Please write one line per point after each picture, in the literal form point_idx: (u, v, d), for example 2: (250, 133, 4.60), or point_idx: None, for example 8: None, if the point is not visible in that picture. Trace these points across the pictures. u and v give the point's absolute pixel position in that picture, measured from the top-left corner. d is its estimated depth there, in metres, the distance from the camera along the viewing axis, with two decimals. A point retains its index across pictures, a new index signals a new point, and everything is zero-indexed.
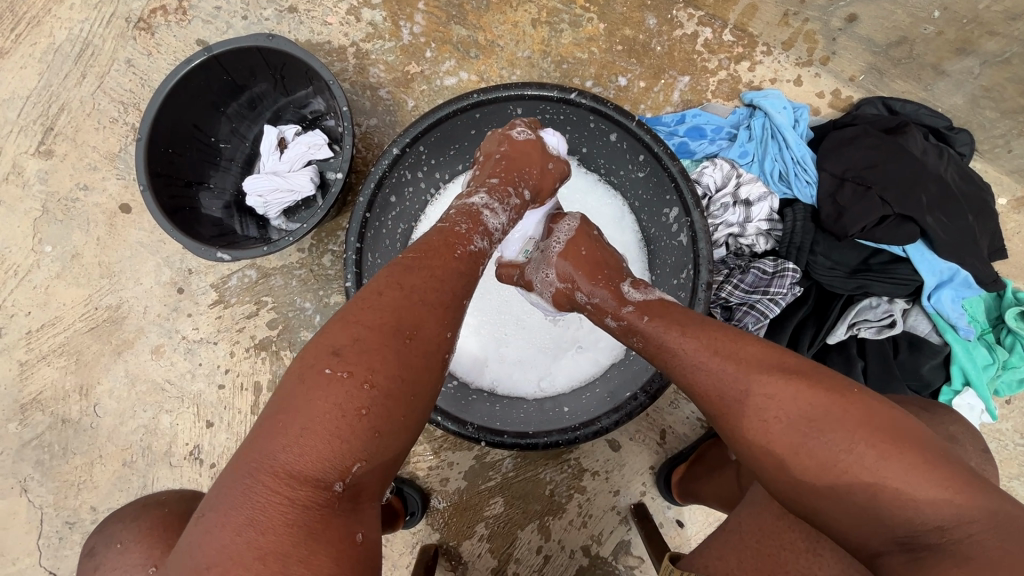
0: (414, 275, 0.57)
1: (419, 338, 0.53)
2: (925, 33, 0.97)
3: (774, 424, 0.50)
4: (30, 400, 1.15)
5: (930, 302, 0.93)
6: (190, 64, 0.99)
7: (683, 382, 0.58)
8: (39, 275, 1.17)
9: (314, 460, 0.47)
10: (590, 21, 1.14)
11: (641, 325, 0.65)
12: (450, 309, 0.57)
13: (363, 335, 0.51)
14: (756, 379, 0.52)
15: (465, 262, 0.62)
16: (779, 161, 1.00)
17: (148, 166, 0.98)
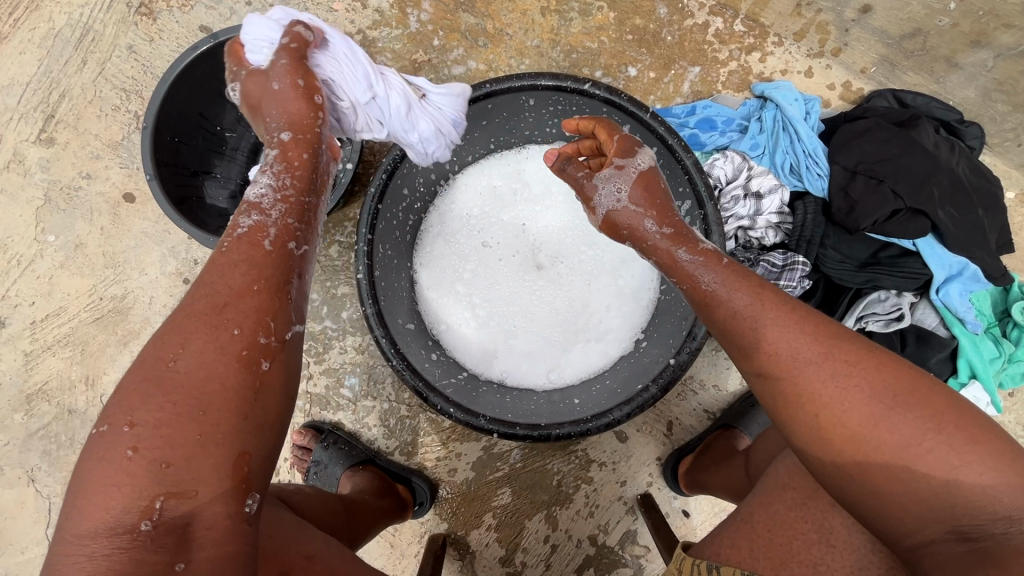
0: (188, 297, 0.53)
1: (185, 356, 0.49)
2: (940, 25, 0.96)
3: (854, 393, 0.48)
4: (36, 391, 1.14)
5: (938, 295, 0.94)
6: (196, 51, 0.97)
7: (753, 337, 0.53)
8: (43, 264, 1.16)
9: (99, 515, 0.45)
10: (600, 10, 1.12)
11: (711, 274, 0.58)
12: (227, 310, 0.52)
13: (126, 379, 0.49)
14: (837, 346, 0.50)
15: (247, 253, 0.55)
16: (790, 154, 1.00)
17: (155, 156, 0.97)
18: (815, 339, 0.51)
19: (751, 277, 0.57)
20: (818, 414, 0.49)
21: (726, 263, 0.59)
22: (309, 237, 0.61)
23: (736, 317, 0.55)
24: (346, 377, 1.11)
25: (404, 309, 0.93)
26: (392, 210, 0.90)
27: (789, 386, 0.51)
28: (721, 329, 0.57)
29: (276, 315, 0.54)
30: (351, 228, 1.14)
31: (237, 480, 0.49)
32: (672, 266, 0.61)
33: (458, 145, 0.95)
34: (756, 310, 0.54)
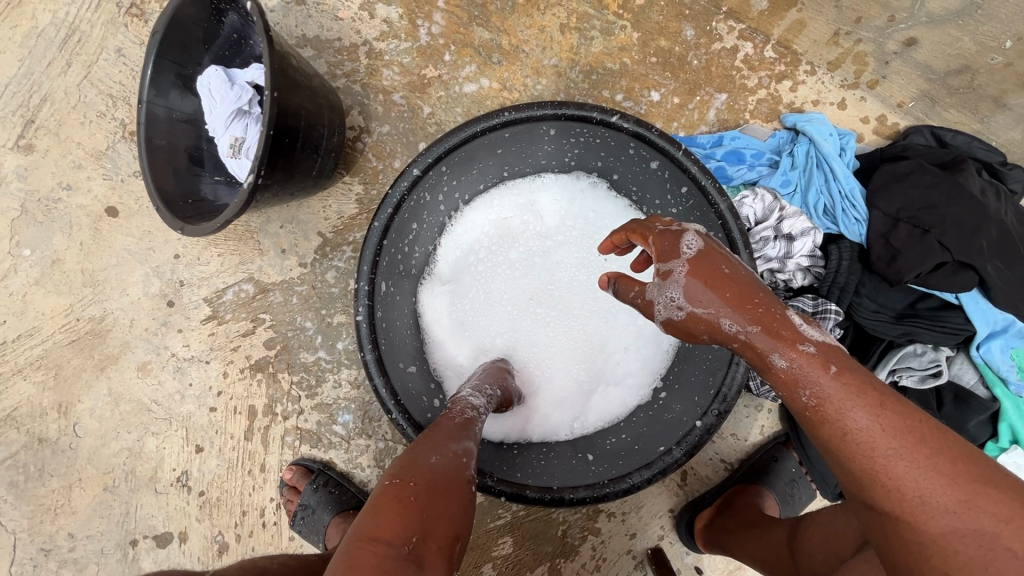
0: (438, 432, 0.59)
1: (442, 459, 0.54)
2: (992, 63, 0.91)
3: (1001, 554, 0.40)
4: (4, 417, 1.06)
5: (979, 352, 0.87)
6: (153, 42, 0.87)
7: (868, 466, 0.45)
8: (16, 281, 1.08)
9: (383, 523, 0.45)
10: (623, 30, 1.05)
11: (816, 383, 0.48)
12: (458, 442, 0.58)
13: (404, 459, 0.53)
14: (982, 493, 0.42)
15: (463, 422, 0.63)
16: (824, 194, 0.94)
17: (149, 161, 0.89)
18: (952, 480, 0.42)
19: (863, 383, 0.47)
20: (940, 567, 0.42)
21: (835, 368, 0.48)
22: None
23: (845, 437, 0.46)
24: (340, 414, 1.05)
25: (408, 351, 0.86)
26: (398, 244, 0.83)
27: (912, 532, 0.43)
28: (821, 442, 0.48)
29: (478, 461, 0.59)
30: (349, 252, 1.06)
31: (452, 554, 0.46)
32: (771, 371, 0.51)
33: (470, 174, 0.88)
34: (875, 437, 0.45)
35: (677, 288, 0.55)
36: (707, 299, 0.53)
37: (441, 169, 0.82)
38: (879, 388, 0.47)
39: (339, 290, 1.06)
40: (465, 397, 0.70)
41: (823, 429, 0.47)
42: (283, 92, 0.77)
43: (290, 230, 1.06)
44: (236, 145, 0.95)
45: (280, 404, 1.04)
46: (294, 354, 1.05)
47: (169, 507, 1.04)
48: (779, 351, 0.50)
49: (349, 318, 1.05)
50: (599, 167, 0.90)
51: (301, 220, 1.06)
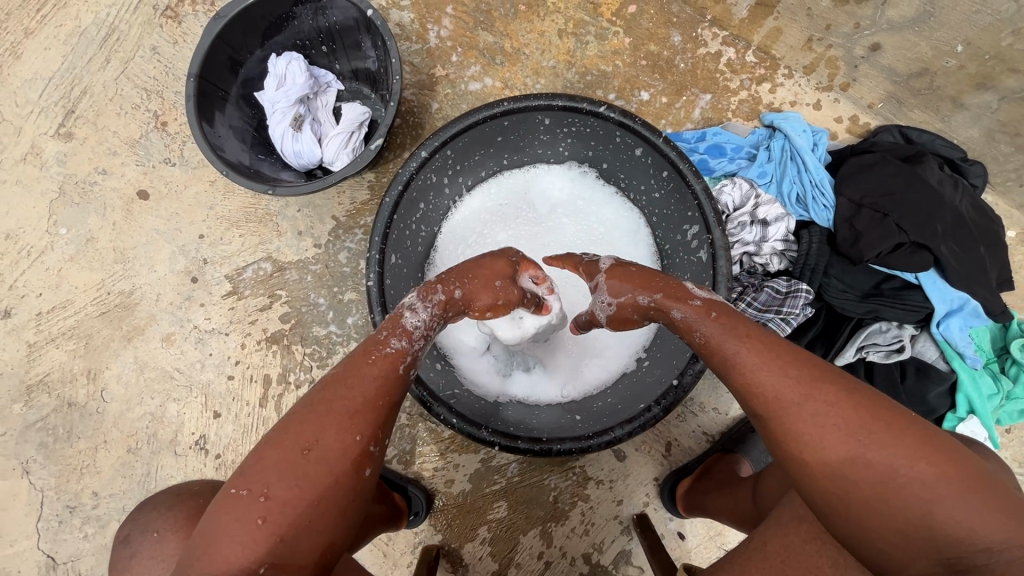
0: (323, 397, 0.59)
1: (317, 451, 0.56)
2: (948, 66, 0.99)
3: (834, 430, 0.52)
4: (37, 382, 1.15)
5: (939, 329, 0.95)
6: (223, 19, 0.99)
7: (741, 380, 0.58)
8: (52, 257, 1.18)
9: (234, 546, 0.52)
10: (616, 35, 1.15)
11: (702, 329, 0.64)
12: (356, 416, 0.59)
13: (268, 454, 0.56)
14: (819, 386, 0.55)
15: (379, 370, 0.63)
16: (798, 183, 1.02)
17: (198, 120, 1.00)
18: (796, 380, 0.56)
19: (737, 324, 0.63)
20: (800, 451, 0.54)
21: (716, 313, 0.64)
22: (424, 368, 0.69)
23: (725, 364, 0.61)
24: None
25: None
26: (406, 220, 0.91)
27: (773, 423, 0.56)
28: (716, 373, 0.62)
29: (388, 427, 0.61)
30: (360, 234, 1.15)
31: (316, 559, 0.55)
32: (675, 327, 0.68)
33: (473, 160, 0.97)
34: (743, 358, 0.59)
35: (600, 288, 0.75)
36: (621, 284, 0.73)
37: (446, 153, 0.90)
38: (750, 325, 0.62)
39: (351, 270, 1.14)
40: (403, 313, 0.70)
41: (714, 360, 0.62)
42: (396, 103, 1.00)
43: (307, 214, 1.15)
44: (294, 122, 1.09)
45: (294, 374, 1.13)
46: (307, 328, 1.14)
47: (187, 467, 1.12)
48: (676, 305, 0.67)
49: (359, 295, 1.14)
50: (590, 156, 0.99)
51: (317, 204, 1.15)
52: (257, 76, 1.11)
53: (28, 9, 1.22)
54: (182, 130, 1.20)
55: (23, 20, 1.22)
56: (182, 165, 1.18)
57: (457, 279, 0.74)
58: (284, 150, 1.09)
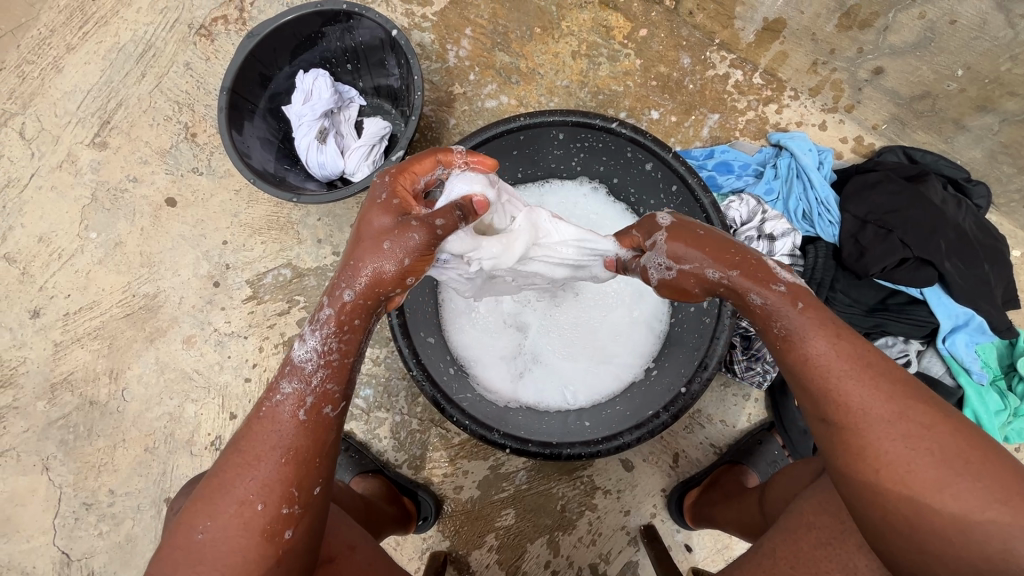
0: (226, 460, 0.59)
1: (212, 533, 0.56)
2: (949, 90, 1.02)
3: (924, 455, 0.53)
4: (60, 380, 1.18)
5: (945, 344, 0.97)
6: (256, 38, 1.05)
7: (827, 387, 0.57)
8: (82, 260, 1.23)
9: None
10: (627, 57, 1.20)
11: (788, 317, 0.60)
12: (258, 482, 0.57)
13: (184, 525, 0.57)
14: (913, 409, 0.55)
15: (275, 425, 0.59)
16: (804, 200, 1.05)
17: (229, 131, 1.05)
18: (889, 398, 0.55)
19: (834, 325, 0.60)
20: (881, 468, 0.55)
21: (802, 305, 0.61)
22: (342, 398, 0.62)
23: (810, 362, 0.58)
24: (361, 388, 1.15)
25: (428, 323, 0.97)
26: None
27: (855, 436, 0.56)
28: (791, 369, 0.60)
29: (302, 482, 0.58)
30: None
31: None
32: (748, 309, 0.63)
33: None
34: (834, 362, 0.57)
35: (659, 251, 0.69)
36: (684, 254, 0.67)
37: None
38: (842, 328, 0.60)
39: None
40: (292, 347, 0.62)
41: (791, 355, 0.60)
42: (416, 117, 1.04)
43: (327, 223, 1.19)
44: (319, 136, 1.14)
45: None
46: None
47: (202, 468, 1.14)
48: (752, 285, 0.62)
49: None
50: (602, 171, 1.03)
51: (337, 214, 1.19)
52: (285, 91, 1.16)
53: (70, 26, 1.30)
54: (210, 141, 1.25)
55: (65, 36, 1.29)
56: (209, 174, 1.24)
57: (344, 278, 0.61)
58: (308, 161, 1.14)
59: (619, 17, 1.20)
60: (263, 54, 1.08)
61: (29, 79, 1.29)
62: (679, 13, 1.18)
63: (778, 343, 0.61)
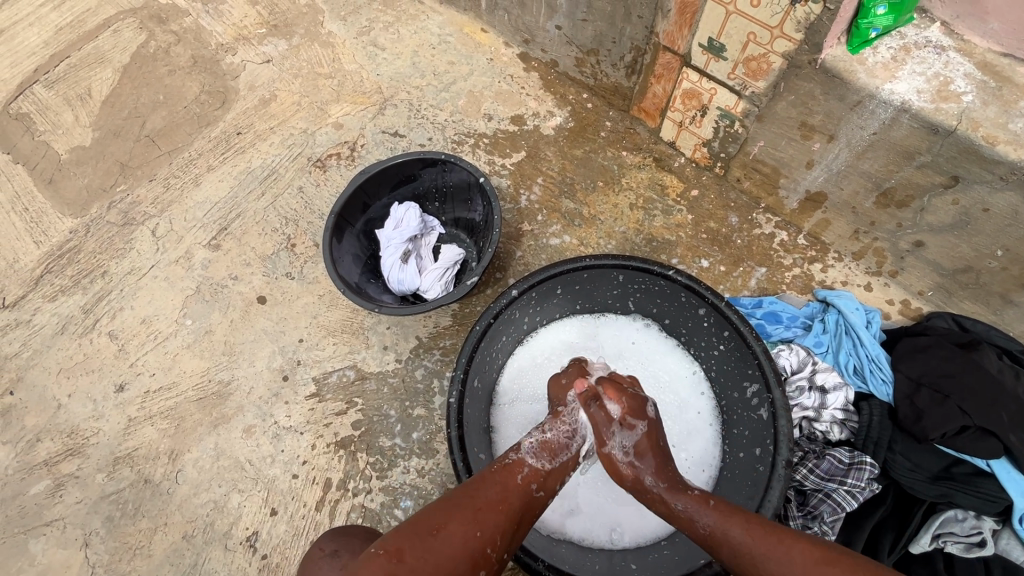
0: (474, 489, 0.73)
1: (444, 533, 0.67)
2: (990, 266, 1.07)
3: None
4: (124, 455, 1.25)
5: (1022, 526, 0.93)
6: (366, 175, 1.26)
7: (766, 573, 0.64)
8: (173, 343, 1.36)
9: None
10: (680, 212, 1.34)
11: (703, 517, 0.71)
12: (482, 514, 0.70)
13: (423, 516, 0.69)
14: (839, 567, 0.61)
15: (506, 479, 0.76)
16: (854, 356, 1.09)
17: (331, 247, 1.21)
18: (820, 562, 0.61)
19: (734, 510, 0.71)
20: None
21: (713, 502, 0.72)
22: (546, 484, 0.79)
23: (738, 557, 0.66)
24: (402, 498, 1.16)
25: (480, 439, 1.01)
26: (488, 349, 1.04)
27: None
28: (732, 568, 0.67)
29: (505, 537, 0.71)
30: (438, 355, 1.27)
31: None
32: (676, 514, 0.74)
33: (552, 301, 1.10)
34: (751, 546, 0.66)
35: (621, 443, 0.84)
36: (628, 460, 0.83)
37: (531, 294, 1.05)
38: (745, 513, 0.70)
39: (424, 386, 1.25)
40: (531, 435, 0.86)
41: (723, 552, 0.68)
42: (491, 249, 1.17)
43: (395, 332, 1.30)
44: (402, 257, 1.29)
45: (353, 481, 1.18)
46: (374, 438, 1.21)
47: (232, 564, 1.13)
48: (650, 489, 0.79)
49: (427, 411, 1.22)
50: (654, 312, 1.10)
51: (405, 324, 1.30)
52: (379, 217, 1.35)
53: (215, 152, 1.59)
54: (306, 252, 1.43)
55: (209, 159, 1.58)
56: (300, 279, 1.40)
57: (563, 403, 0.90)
58: (390, 277, 1.28)
59: (673, 178, 1.38)
60: (368, 186, 1.28)
61: (172, 189, 1.55)
62: (728, 179, 1.34)
63: (710, 546, 0.69)
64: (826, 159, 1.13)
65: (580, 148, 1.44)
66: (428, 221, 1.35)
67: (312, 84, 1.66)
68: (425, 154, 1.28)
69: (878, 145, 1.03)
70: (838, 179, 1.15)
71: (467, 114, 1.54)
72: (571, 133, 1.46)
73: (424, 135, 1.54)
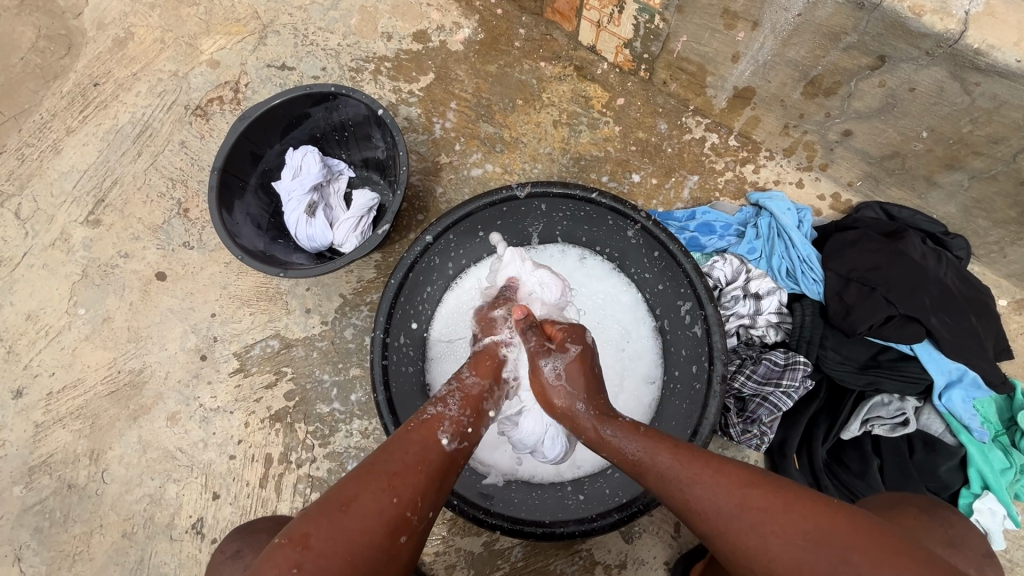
0: (387, 452, 0.64)
1: (356, 507, 0.58)
2: (916, 149, 1.04)
3: (773, 537, 0.55)
4: (39, 463, 1.15)
5: (942, 401, 0.97)
6: (247, 120, 1.09)
7: (681, 496, 0.62)
8: (68, 337, 1.22)
9: None
10: (607, 124, 1.24)
11: (632, 442, 0.68)
12: (398, 480, 0.62)
13: (320, 500, 0.59)
14: (754, 499, 0.58)
15: (424, 438, 0.68)
16: (786, 258, 1.07)
17: (220, 208, 1.07)
18: (729, 478, 0.60)
19: (667, 439, 0.67)
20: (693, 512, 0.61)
21: (643, 430, 0.69)
22: (472, 434, 0.72)
23: (665, 479, 0.64)
24: (349, 462, 1.12)
25: (416, 397, 0.97)
26: (410, 300, 0.96)
27: (721, 541, 0.59)
28: (655, 491, 0.65)
29: (428, 498, 0.63)
30: (366, 311, 1.19)
31: None
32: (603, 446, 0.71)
33: (475, 240, 1.03)
34: (678, 475, 0.62)
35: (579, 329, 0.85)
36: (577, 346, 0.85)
37: (448, 237, 0.97)
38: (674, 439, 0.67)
39: (356, 345, 1.17)
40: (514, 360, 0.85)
41: (648, 478, 0.65)
42: (401, 191, 1.06)
43: (315, 292, 1.20)
44: (308, 210, 1.16)
45: (295, 453, 1.13)
46: (311, 406, 1.15)
47: (182, 553, 1.10)
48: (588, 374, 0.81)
49: (363, 371, 1.16)
50: (585, 239, 1.05)
51: (325, 283, 1.20)
52: (275, 167, 1.20)
53: (71, 111, 1.35)
54: (202, 216, 1.28)
55: (66, 120, 1.34)
56: (200, 248, 1.25)
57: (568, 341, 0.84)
58: (298, 235, 1.16)
59: (597, 87, 1.26)
60: (253, 132, 1.12)
61: (28, 161, 1.32)
62: (654, 83, 1.24)
63: (636, 470, 0.66)
64: (751, 49, 1.04)
65: (493, 63, 1.29)
66: (335, 166, 1.22)
67: (174, 14, 1.40)
68: (311, 89, 1.11)
69: (803, 28, 0.94)
70: (765, 71, 1.07)
71: (362, 35, 1.34)
72: (481, 46, 1.30)
73: (316, 65, 1.34)
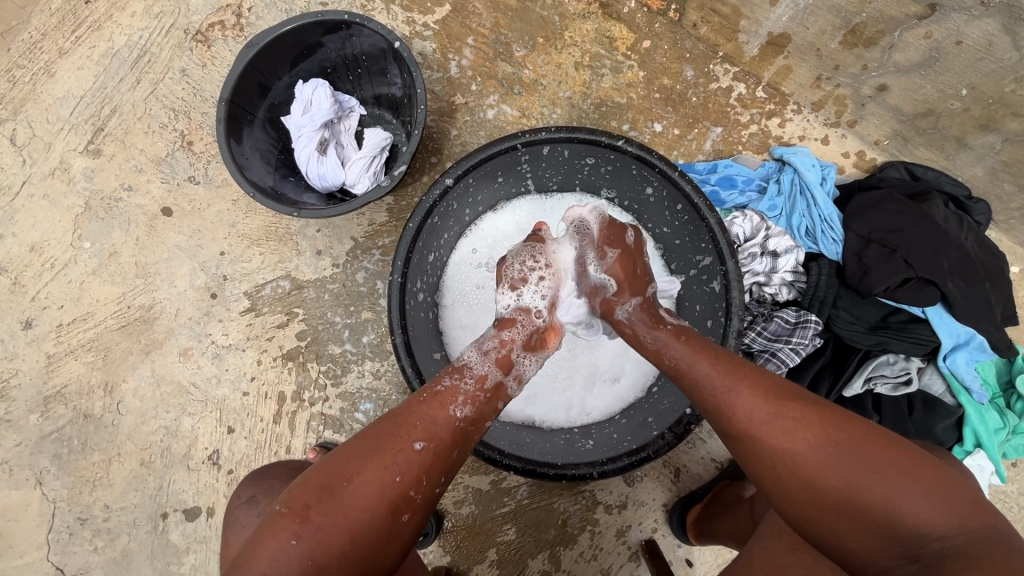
0: (391, 428, 0.65)
1: (357, 483, 0.60)
2: (952, 108, 1.02)
3: (801, 442, 0.58)
4: (54, 393, 1.17)
5: (946, 362, 0.99)
6: (254, 47, 1.03)
7: (711, 396, 0.66)
8: (75, 270, 1.20)
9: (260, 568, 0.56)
10: (630, 68, 1.19)
11: (677, 348, 0.73)
12: (401, 457, 0.63)
13: (324, 472, 0.61)
14: (787, 407, 0.61)
15: (435, 413, 0.68)
16: (807, 217, 1.06)
17: (229, 142, 1.03)
18: (769, 391, 0.63)
19: (707, 347, 0.72)
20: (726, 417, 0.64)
21: (684, 339, 0.74)
22: (483, 411, 0.72)
23: (699, 385, 0.68)
24: (361, 402, 1.15)
25: (431, 341, 0.98)
26: (427, 244, 0.95)
27: (749, 440, 0.62)
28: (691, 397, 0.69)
29: (432, 474, 0.64)
30: (378, 255, 1.18)
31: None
32: (641, 352, 0.77)
33: (493, 186, 1.00)
34: (714, 380, 0.66)
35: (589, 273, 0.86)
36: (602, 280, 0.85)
37: (467, 180, 0.94)
38: (715, 354, 0.70)
39: (367, 289, 1.17)
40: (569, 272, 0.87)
41: (684, 380, 0.69)
42: (418, 131, 1.01)
43: (326, 234, 1.18)
44: (319, 147, 1.12)
45: (308, 392, 1.15)
46: (323, 346, 1.16)
47: (200, 482, 1.14)
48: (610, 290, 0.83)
49: (375, 315, 1.16)
50: (605, 189, 1.03)
51: (336, 224, 1.18)
52: (283, 101, 1.14)
53: (62, 30, 1.26)
54: (207, 149, 1.23)
55: (57, 40, 1.26)
56: (206, 183, 1.22)
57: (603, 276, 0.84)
58: (308, 172, 1.12)
59: (622, 28, 1.19)
60: (260, 60, 1.06)
61: (20, 84, 1.25)
62: (683, 25, 1.17)
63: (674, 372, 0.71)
64: None
65: None
66: (348, 102, 1.17)
67: None
68: (322, 15, 1.04)
69: None
70: (805, 17, 1.04)
71: None
72: None
73: None
